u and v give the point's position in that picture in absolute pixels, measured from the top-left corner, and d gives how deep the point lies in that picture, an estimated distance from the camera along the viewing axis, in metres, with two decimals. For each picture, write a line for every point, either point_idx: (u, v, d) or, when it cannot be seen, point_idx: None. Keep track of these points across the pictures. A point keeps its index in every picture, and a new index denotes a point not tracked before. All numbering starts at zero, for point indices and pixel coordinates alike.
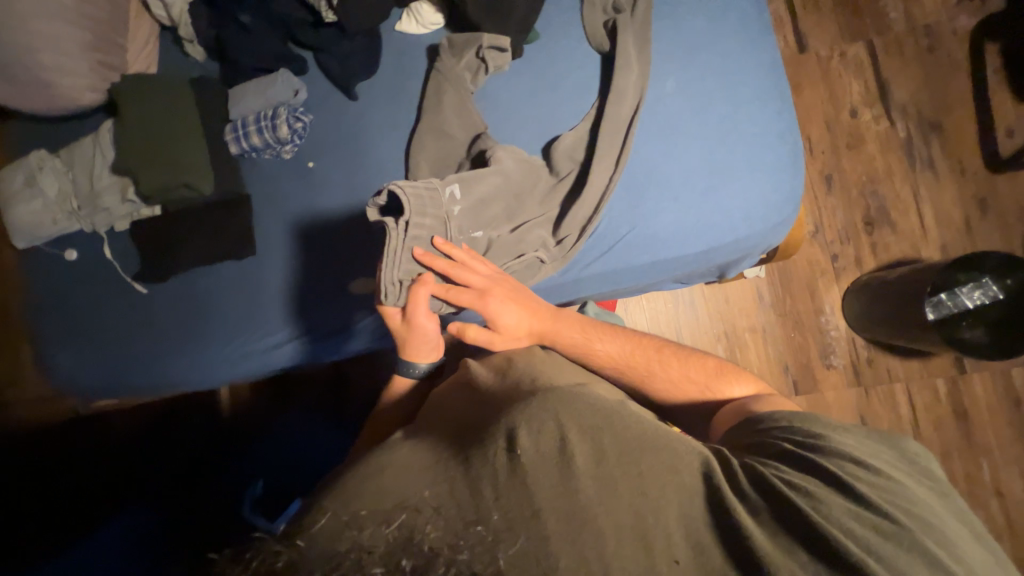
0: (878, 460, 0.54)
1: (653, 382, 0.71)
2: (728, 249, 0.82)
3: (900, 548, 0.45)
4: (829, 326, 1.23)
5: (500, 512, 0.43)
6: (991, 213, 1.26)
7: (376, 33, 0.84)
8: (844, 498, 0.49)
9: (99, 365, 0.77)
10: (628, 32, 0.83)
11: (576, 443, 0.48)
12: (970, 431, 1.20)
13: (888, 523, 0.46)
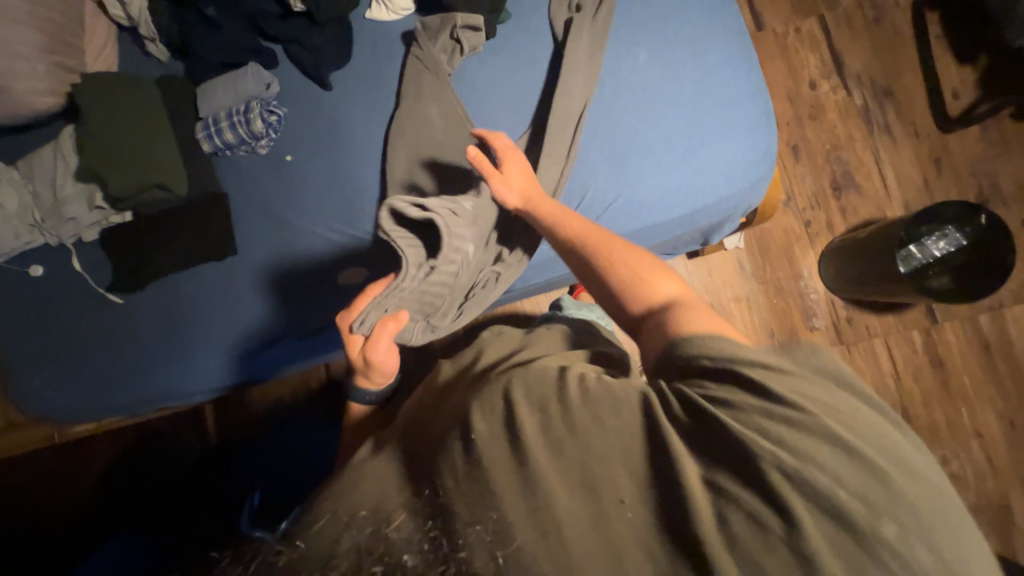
0: (829, 373, 0.44)
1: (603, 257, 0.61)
2: (712, 211, 0.77)
3: (843, 471, 0.36)
4: (809, 290, 1.30)
5: (492, 512, 0.37)
6: (945, 168, 1.33)
7: (345, 20, 0.81)
8: (781, 412, 0.39)
9: (73, 389, 0.81)
10: (581, 38, 0.76)
11: (531, 430, 0.41)
12: (947, 378, 1.27)
13: (839, 447, 0.37)
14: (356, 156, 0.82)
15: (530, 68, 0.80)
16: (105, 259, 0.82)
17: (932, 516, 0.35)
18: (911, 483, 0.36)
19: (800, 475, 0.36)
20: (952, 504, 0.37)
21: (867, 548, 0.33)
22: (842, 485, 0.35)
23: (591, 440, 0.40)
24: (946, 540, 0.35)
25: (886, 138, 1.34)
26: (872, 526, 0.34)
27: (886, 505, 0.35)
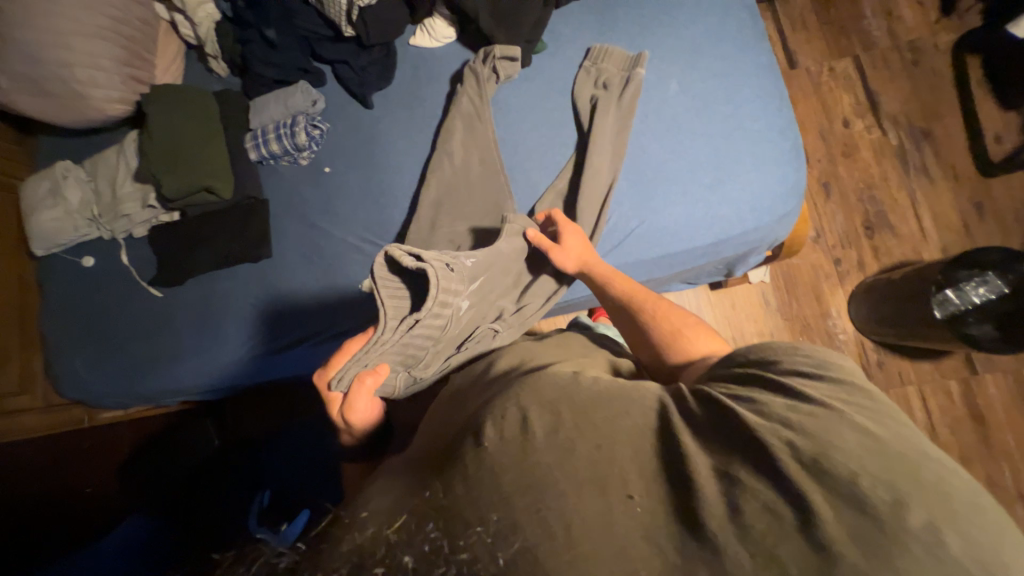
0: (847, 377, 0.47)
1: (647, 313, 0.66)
2: (737, 242, 0.77)
3: (864, 458, 0.38)
4: (837, 329, 1.26)
5: (498, 511, 0.37)
6: (988, 214, 1.28)
7: (391, 46, 0.86)
8: (804, 410, 0.43)
9: (106, 373, 0.85)
10: (607, 115, 0.77)
11: (541, 435, 0.43)
12: (988, 434, 1.19)
13: (858, 437, 0.40)
14: (390, 172, 0.85)
15: (562, 95, 0.83)
16: (151, 255, 0.88)
17: (959, 504, 0.37)
18: (933, 474, 0.38)
19: (818, 463, 0.38)
20: (983, 498, 0.38)
21: (891, 536, 0.35)
22: (863, 471, 0.38)
23: (606, 443, 0.43)
24: (973, 527, 0.35)
25: (923, 179, 1.31)
26: (896, 516, 0.35)
27: (908, 493, 0.36)
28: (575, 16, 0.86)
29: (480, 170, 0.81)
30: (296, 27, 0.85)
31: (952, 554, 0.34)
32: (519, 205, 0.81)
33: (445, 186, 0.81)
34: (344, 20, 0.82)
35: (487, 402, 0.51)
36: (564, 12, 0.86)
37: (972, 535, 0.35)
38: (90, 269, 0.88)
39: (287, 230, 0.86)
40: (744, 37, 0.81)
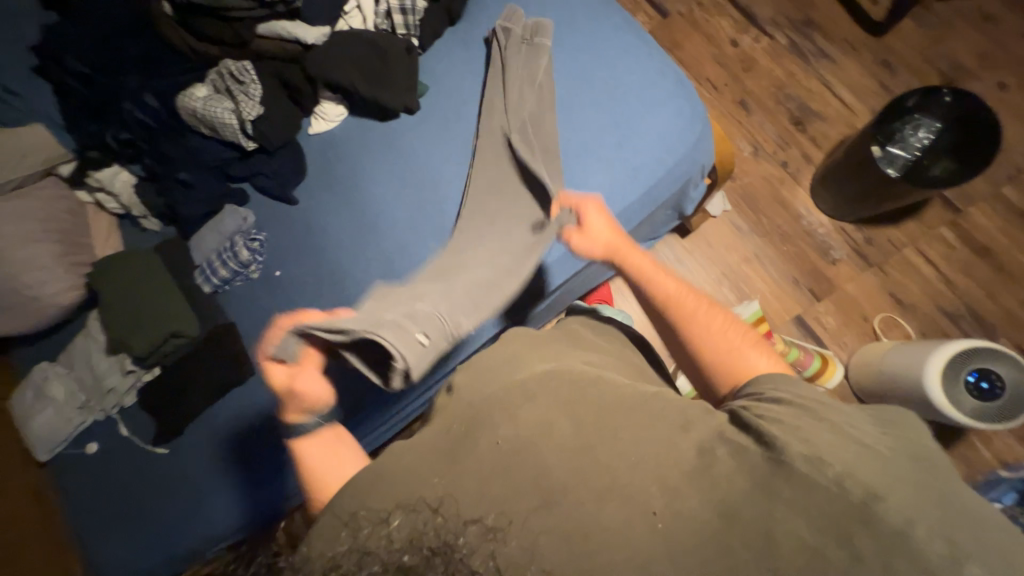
0: (875, 420, 0.46)
1: (689, 332, 0.61)
2: (667, 182, 0.79)
3: (916, 507, 0.39)
4: (814, 226, 1.27)
5: (497, 511, 0.43)
6: (898, 66, 1.32)
7: (294, 142, 0.91)
8: (849, 441, 0.43)
9: (143, 549, 0.84)
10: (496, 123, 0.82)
11: (568, 438, 0.47)
12: (1001, 262, 1.17)
13: (911, 479, 0.41)
14: (334, 251, 0.88)
15: (459, 121, 0.87)
16: (144, 418, 0.88)
17: (1000, 542, 0.39)
18: (982, 517, 0.40)
19: (870, 512, 0.39)
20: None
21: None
22: (916, 521, 0.39)
23: (627, 463, 0.45)
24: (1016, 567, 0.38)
25: (825, 61, 1.36)
26: (935, 561, 0.38)
27: (957, 539, 0.38)
28: (440, 52, 0.91)
29: (416, 214, 0.85)
30: (193, 163, 0.89)
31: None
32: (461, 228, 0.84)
33: (395, 246, 0.85)
34: (241, 136, 0.87)
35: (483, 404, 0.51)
36: (432, 54, 0.91)
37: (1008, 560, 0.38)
38: (92, 457, 0.88)
39: (262, 341, 0.88)
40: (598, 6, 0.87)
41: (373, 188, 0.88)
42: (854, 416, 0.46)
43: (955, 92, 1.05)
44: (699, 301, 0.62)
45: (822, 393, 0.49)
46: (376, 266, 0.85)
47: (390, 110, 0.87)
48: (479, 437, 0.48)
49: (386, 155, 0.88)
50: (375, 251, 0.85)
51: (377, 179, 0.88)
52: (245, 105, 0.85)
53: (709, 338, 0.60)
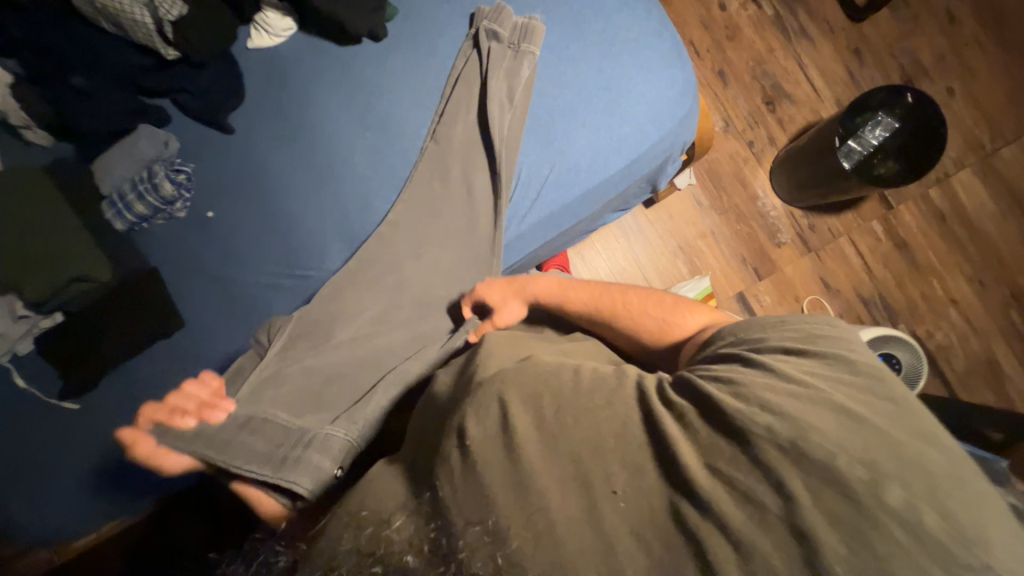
0: (843, 377, 0.46)
1: (621, 319, 0.66)
2: (650, 157, 0.75)
3: (843, 438, 0.40)
4: (767, 209, 1.33)
5: (484, 522, 0.39)
6: (867, 56, 1.34)
7: (228, 53, 0.76)
8: (783, 390, 0.44)
9: (54, 509, 0.74)
10: (473, 81, 0.74)
11: (527, 434, 0.43)
12: (914, 258, 1.31)
13: (837, 415, 0.42)
14: (277, 196, 0.77)
15: (432, 55, 0.76)
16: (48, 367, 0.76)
17: (938, 475, 0.39)
18: (917, 451, 0.40)
19: (797, 448, 0.39)
20: (969, 473, 0.40)
21: (866, 518, 0.37)
22: (840, 450, 0.39)
23: (588, 451, 0.42)
24: (953, 499, 0.38)
25: (805, 41, 1.35)
26: (866, 490, 0.37)
27: (884, 468, 0.38)
28: None
29: (381, 163, 0.76)
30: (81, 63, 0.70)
31: (916, 517, 0.37)
32: (428, 178, 0.75)
33: (354, 197, 0.76)
34: (158, 40, 0.69)
35: (458, 398, 0.50)
36: None
37: (944, 497, 0.38)
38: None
39: (193, 291, 0.77)
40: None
41: (327, 127, 0.77)
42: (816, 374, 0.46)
43: (914, 96, 1.11)
44: (610, 293, 0.68)
45: (803, 324, 0.53)
46: (334, 220, 0.76)
47: (354, 36, 0.73)
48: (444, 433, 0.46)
49: (344, 86, 0.77)
50: (326, 201, 0.76)
51: (331, 116, 0.77)
52: (161, 0, 0.66)
53: (637, 317, 0.66)
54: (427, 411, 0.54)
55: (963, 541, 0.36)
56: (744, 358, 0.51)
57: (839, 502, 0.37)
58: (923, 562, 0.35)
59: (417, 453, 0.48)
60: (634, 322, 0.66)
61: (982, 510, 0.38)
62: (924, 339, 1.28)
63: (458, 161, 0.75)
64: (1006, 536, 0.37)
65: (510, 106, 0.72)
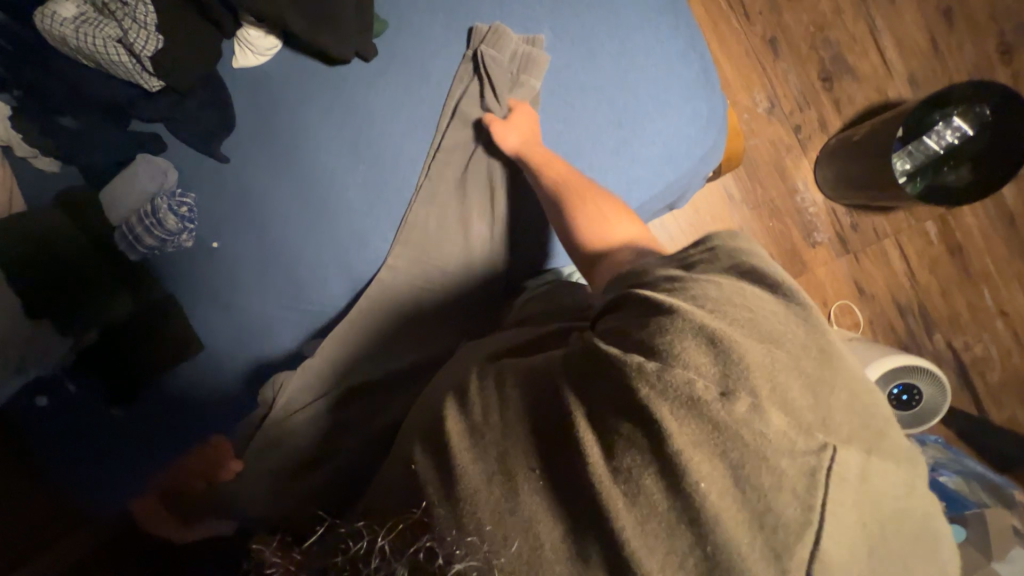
0: (745, 304, 0.44)
1: (579, 206, 0.70)
2: (650, 188, 0.80)
3: (703, 363, 0.40)
4: (806, 204, 1.19)
5: (456, 527, 0.40)
6: (958, 20, 1.15)
7: (214, 77, 0.75)
8: (676, 327, 0.42)
9: (96, 485, 0.76)
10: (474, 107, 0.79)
11: (460, 437, 0.45)
12: (966, 263, 1.19)
13: (700, 340, 0.41)
14: (278, 221, 0.78)
15: (427, 81, 0.79)
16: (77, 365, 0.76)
17: (783, 373, 0.40)
18: (768, 354, 0.41)
19: (662, 380, 0.40)
20: (819, 363, 0.42)
21: (723, 435, 0.38)
22: (699, 375, 0.40)
23: (503, 439, 0.44)
24: (803, 402, 0.40)
25: None
26: (723, 408, 0.38)
27: (738, 383, 0.39)
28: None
29: (385, 186, 0.79)
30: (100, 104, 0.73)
31: (772, 430, 0.38)
32: (428, 198, 0.79)
33: (361, 215, 0.79)
34: (141, 72, 0.67)
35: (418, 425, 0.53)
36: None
37: (793, 401, 0.40)
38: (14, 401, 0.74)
39: (203, 313, 0.79)
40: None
41: (327, 153, 0.78)
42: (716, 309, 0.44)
43: (1000, 94, 0.97)
44: (593, 191, 0.71)
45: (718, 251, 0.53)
46: (339, 239, 0.79)
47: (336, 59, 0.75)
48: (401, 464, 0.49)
49: (336, 112, 0.78)
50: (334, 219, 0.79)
51: (330, 140, 0.78)
52: (133, 32, 0.64)
53: (589, 215, 0.70)
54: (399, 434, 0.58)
55: (813, 440, 0.39)
56: (630, 296, 0.50)
57: (719, 451, 0.38)
58: (782, 472, 0.37)
59: (392, 470, 0.50)
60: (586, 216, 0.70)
61: (828, 404, 0.41)
62: (960, 351, 1.19)
63: (448, 186, 0.79)
64: (849, 421, 0.41)
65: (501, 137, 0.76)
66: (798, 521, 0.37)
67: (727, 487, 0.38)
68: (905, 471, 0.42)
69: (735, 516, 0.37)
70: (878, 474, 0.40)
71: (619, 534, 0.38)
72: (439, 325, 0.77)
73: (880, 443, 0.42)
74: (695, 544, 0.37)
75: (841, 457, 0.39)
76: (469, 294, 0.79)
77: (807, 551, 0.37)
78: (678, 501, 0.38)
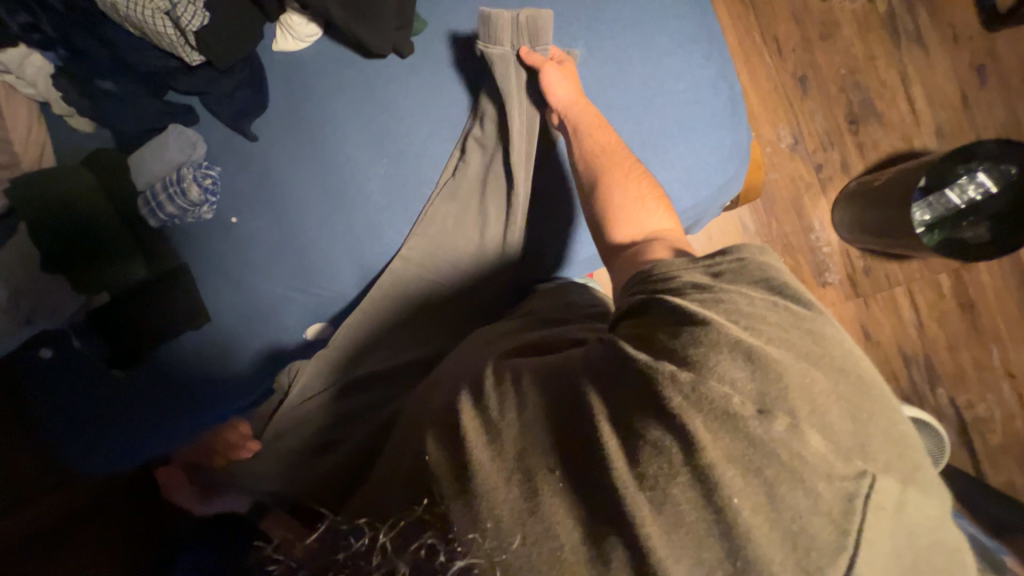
0: (781, 328, 0.46)
1: (617, 180, 0.71)
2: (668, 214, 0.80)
3: (741, 379, 0.42)
4: (820, 243, 1.18)
5: (473, 524, 0.39)
6: (991, 77, 1.15)
7: (253, 59, 0.77)
8: (722, 344, 0.43)
9: (90, 445, 0.77)
10: (500, 105, 0.79)
11: (476, 433, 0.45)
12: (977, 320, 1.18)
13: (737, 356, 0.42)
14: (299, 204, 0.79)
15: (456, 84, 0.81)
16: (86, 323, 0.78)
17: (822, 395, 0.42)
18: (807, 375, 0.43)
19: (697, 391, 0.41)
20: (856, 389, 0.44)
21: (758, 451, 0.40)
22: (736, 391, 0.41)
23: (525, 436, 0.44)
24: (840, 425, 0.41)
25: (916, 49, 1.16)
26: (760, 425, 0.40)
27: (775, 402, 0.41)
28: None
29: (416, 181, 0.81)
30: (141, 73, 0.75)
31: (810, 452, 0.40)
32: (456, 195, 0.80)
33: (390, 204, 0.80)
34: (185, 46, 0.70)
35: (428, 417, 0.53)
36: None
37: (831, 426, 0.41)
38: (23, 351, 0.76)
39: (218, 287, 0.80)
40: (649, 11, 0.80)
41: (349, 142, 0.80)
42: (755, 329, 0.46)
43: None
44: (622, 163, 0.72)
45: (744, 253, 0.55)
46: (365, 226, 0.80)
47: (373, 53, 0.77)
48: (408, 456, 0.49)
49: (366, 106, 0.80)
50: (358, 206, 0.80)
51: (358, 130, 0.80)
52: (182, 7, 0.66)
53: (630, 192, 0.70)
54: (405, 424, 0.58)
55: (850, 465, 0.40)
56: (657, 301, 0.52)
57: (758, 465, 0.39)
58: (819, 494, 0.39)
59: (401, 463, 0.49)
60: (624, 189, 0.70)
61: (866, 432, 0.42)
62: (963, 409, 1.17)
63: (471, 188, 0.80)
64: (887, 451, 0.42)
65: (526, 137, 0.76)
66: (831, 544, 0.39)
67: (760, 504, 0.39)
68: (936, 501, 0.43)
69: (768, 533, 0.38)
70: (913, 504, 0.42)
71: (644, 543, 0.38)
72: (458, 319, 0.79)
73: (915, 474, 0.43)
74: (724, 557, 0.38)
75: (877, 485, 0.40)
76: (482, 293, 0.81)
77: (838, 573, 0.38)
78: (710, 513, 0.38)
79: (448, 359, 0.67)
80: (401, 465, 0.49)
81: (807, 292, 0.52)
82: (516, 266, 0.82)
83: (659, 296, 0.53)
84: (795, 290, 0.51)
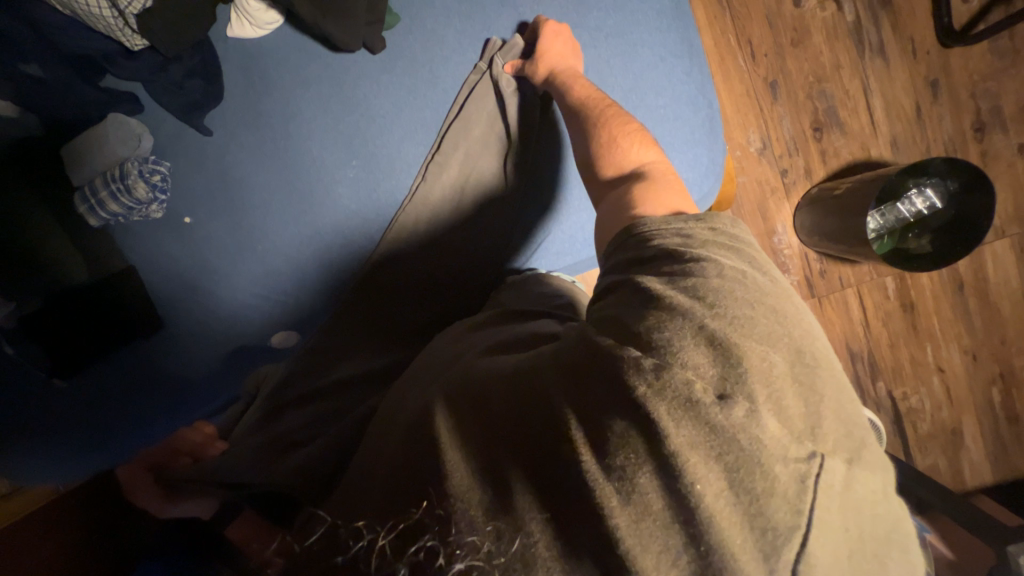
0: (755, 312, 0.45)
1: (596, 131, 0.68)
2: None
3: (703, 365, 0.42)
4: (782, 246, 1.23)
5: (453, 526, 0.40)
6: (943, 92, 1.22)
7: (207, 47, 0.71)
8: (689, 333, 0.43)
9: (31, 459, 0.71)
10: (480, 110, 0.79)
11: (446, 434, 0.46)
12: (915, 319, 1.27)
13: (699, 341, 0.43)
14: (262, 195, 0.74)
15: (432, 85, 0.78)
16: (17, 329, 0.68)
17: (780, 378, 0.42)
18: (766, 359, 0.43)
19: (660, 379, 0.41)
20: (814, 373, 0.44)
21: (720, 439, 0.40)
22: (697, 377, 0.41)
23: (499, 434, 0.44)
24: (795, 408, 0.42)
25: (878, 60, 1.20)
26: (720, 412, 0.40)
27: (735, 388, 0.41)
28: None
29: (384, 177, 0.77)
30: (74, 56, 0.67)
31: (767, 437, 0.40)
32: (430, 194, 0.77)
33: (358, 199, 0.76)
34: (127, 31, 0.64)
35: (402, 418, 0.52)
36: None
37: (785, 410, 0.42)
38: None
39: (171, 286, 0.74)
40: (630, 17, 0.79)
41: (313, 129, 0.75)
42: (722, 311, 0.45)
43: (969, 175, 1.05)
44: (609, 108, 0.70)
45: (722, 217, 0.55)
46: (331, 221, 0.76)
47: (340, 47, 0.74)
48: (384, 456, 0.49)
49: (331, 101, 0.75)
50: (325, 198, 0.76)
51: (322, 119, 0.75)
52: None
53: (609, 139, 0.67)
54: (377, 425, 0.57)
55: (803, 448, 0.41)
56: (630, 280, 0.51)
57: (719, 455, 0.40)
58: (775, 478, 0.39)
59: (375, 467, 0.49)
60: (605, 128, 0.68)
61: (820, 415, 0.43)
62: (898, 400, 1.27)
63: (445, 188, 0.78)
64: (835, 431, 0.43)
65: (505, 146, 0.80)
66: (788, 526, 0.39)
67: (722, 490, 0.39)
68: (881, 477, 0.45)
69: (728, 518, 0.39)
70: (860, 481, 0.43)
71: (613, 533, 0.39)
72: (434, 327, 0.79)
73: (862, 453, 0.44)
74: (688, 544, 0.39)
75: (828, 466, 0.41)
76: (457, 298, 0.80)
77: (794, 554, 0.39)
78: (675, 503, 0.39)
79: (419, 358, 0.67)
80: (374, 467, 0.49)
81: (773, 266, 0.52)
82: (492, 269, 0.81)
83: (631, 274, 0.51)
84: (754, 256, 0.52)
